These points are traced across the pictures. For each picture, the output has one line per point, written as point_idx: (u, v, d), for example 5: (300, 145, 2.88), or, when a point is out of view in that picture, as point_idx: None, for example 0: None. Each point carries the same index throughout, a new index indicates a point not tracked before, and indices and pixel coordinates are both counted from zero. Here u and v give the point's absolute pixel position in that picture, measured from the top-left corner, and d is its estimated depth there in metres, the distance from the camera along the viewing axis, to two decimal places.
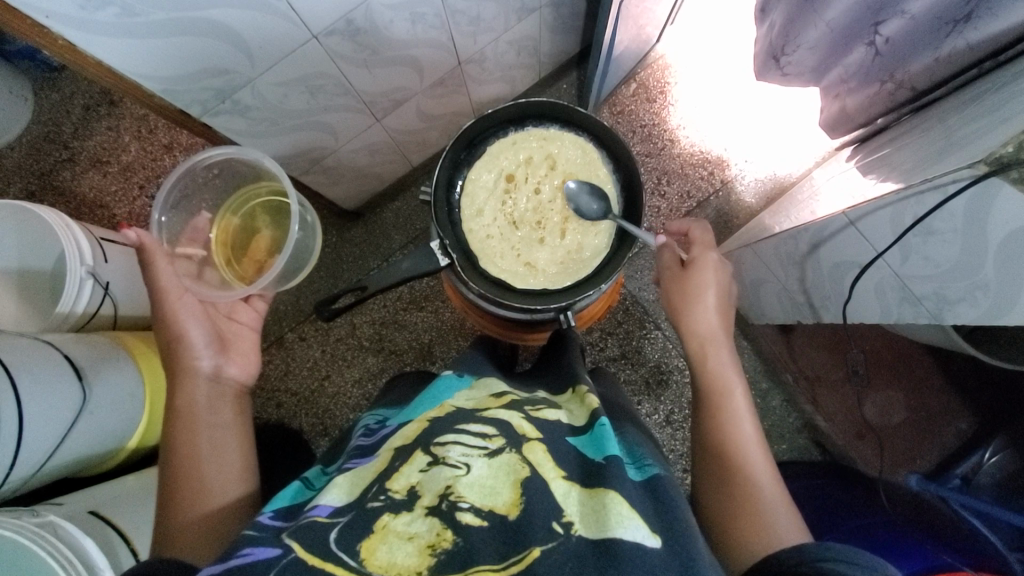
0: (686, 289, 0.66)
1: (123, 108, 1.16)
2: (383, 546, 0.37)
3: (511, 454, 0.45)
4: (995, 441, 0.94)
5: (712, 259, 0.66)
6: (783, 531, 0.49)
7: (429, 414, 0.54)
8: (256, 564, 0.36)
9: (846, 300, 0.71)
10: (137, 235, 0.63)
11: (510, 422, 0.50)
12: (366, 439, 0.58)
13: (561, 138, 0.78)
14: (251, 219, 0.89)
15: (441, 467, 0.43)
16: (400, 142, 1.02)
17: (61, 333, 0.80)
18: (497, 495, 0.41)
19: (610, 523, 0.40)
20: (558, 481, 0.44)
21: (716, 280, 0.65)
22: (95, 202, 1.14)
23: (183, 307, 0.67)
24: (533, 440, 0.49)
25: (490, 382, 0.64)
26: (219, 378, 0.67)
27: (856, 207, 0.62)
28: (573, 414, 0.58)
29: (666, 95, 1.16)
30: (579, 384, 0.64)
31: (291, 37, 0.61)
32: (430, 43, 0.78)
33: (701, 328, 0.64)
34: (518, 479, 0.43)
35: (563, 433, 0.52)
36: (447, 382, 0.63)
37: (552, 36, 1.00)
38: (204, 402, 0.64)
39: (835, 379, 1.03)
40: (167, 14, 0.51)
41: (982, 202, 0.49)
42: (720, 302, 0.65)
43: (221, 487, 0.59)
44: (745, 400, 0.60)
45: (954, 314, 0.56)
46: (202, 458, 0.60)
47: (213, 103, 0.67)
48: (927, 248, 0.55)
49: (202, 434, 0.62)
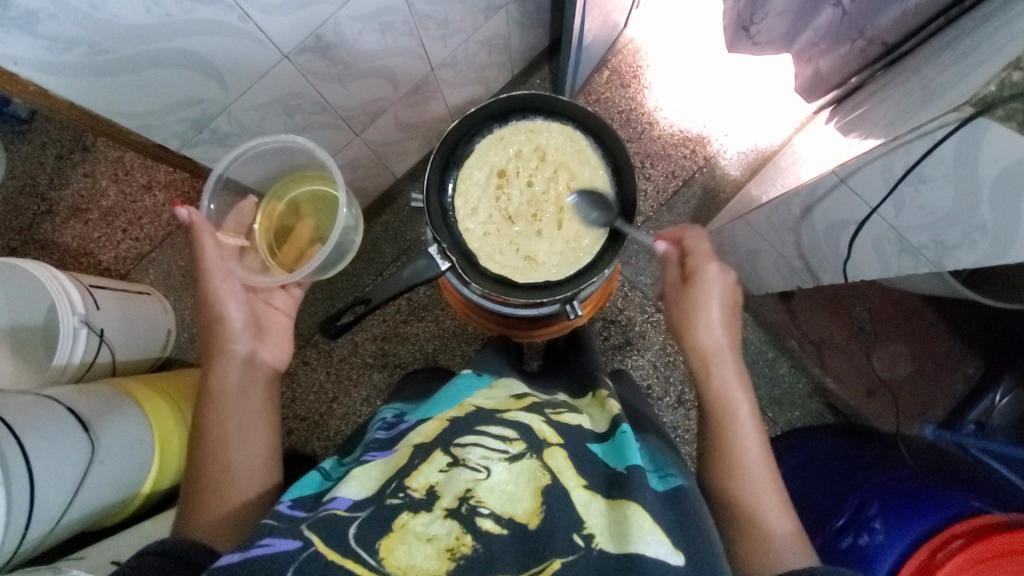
0: (690, 299, 0.64)
1: (97, 152, 1.14)
2: (401, 546, 0.38)
3: (532, 460, 0.45)
4: (1005, 381, 0.95)
5: (712, 272, 0.64)
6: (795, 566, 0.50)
7: (449, 413, 0.53)
8: (275, 557, 0.37)
9: (845, 260, 0.71)
10: (188, 214, 0.63)
11: (531, 426, 0.49)
12: (385, 432, 0.57)
13: (548, 129, 0.77)
14: (296, 205, 0.80)
15: (462, 469, 0.42)
16: (381, 155, 1.02)
17: (61, 386, 0.79)
18: (519, 503, 0.41)
19: (631, 539, 0.41)
20: (579, 491, 0.44)
21: (719, 292, 0.63)
22: (80, 250, 1.12)
23: (223, 290, 0.66)
24: (554, 445, 0.48)
25: (509, 382, 0.64)
26: (253, 363, 0.66)
27: (843, 166, 0.61)
28: (595, 420, 0.58)
29: (639, 79, 1.16)
30: (601, 388, 0.66)
31: (262, 60, 0.61)
32: (401, 52, 0.77)
33: (707, 347, 0.63)
34: (541, 487, 0.43)
35: (586, 440, 0.52)
36: (467, 381, 0.63)
37: (520, 32, 1.00)
38: (236, 388, 0.64)
39: (841, 340, 1.03)
40: (134, 48, 0.51)
41: (970, 142, 0.48)
42: (724, 316, 0.63)
43: (249, 469, 0.60)
44: (751, 414, 0.60)
45: (954, 259, 0.56)
46: (229, 443, 0.60)
47: (191, 134, 0.66)
48: (921, 196, 0.55)
49: (230, 419, 0.62)
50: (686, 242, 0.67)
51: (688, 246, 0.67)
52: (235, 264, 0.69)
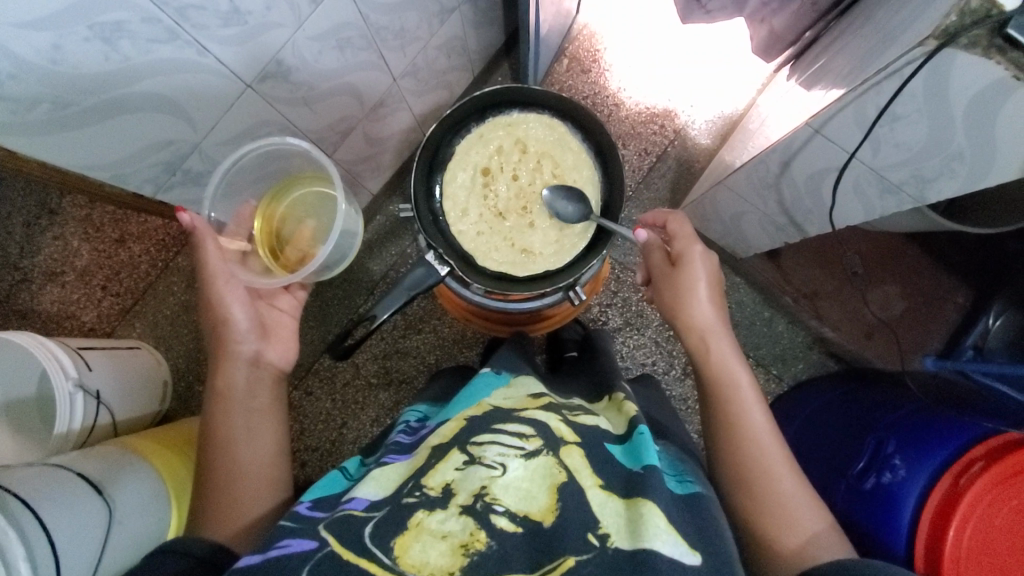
0: (679, 283, 0.64)
1: (65, 214, 1.12)
2: (416, 543, 0.39)
3: (548, 457, 0.45)
4: (995, 305, 0.95)
5: (698, 252, 0.64)
6: (815, 541, 0.51)
7: (466, 413, 0.53)
8: (292, 558, 0.39)
9: (829, 208, 0.72)
10: (190, 219, 0.61)
11: (548, 424, 0.50)
12: (406, 436, 0.57)
13: (525, 121, 0.77)
14: (298, 203, 0.75)
15: (478, 467, 0.44)
16: (356, 173, 1.01)
17: (67, 454, 0.78)
18: (535, 499, 0.43)
19: (646, 535, 0.41)
20: (595, 490, 0.45)
21: (707, 272, 0.64)
22: (61, 314, 1.10)
23: (228, 293, 0.64)
24: (571, 444, 0.48)
25: (527, 381, 0.63)
26: (259, 364, 0.66)
27: (815, 117, 0.61)
28: (612, 422, 0.58)
29: (599, 62, 1.17)
30: (615, 392, 0.65)
31: (226, 93, 0.60)
32: (362, 67, 0.77)
33: (699, 324, 0.63)
34: (556, 484, 0.44)
35: (603, 440, 0.52)
36: (484, 380, 0.62)
37: (476, 32, 1.00)
38: (242, 387, 0.64)
39: (834, 288, 1.08)
40: (98, 98, 0.51)
41: (938, 75, 0.49)
42: (714, 292, 0.64)
43: (256, 467, 0.60)
44: (752, 387, 0.60)
45: (936, 189, 0.59)
46: (237, 442, 0.61)
47: (165, 177, 0.65)
48: (895, 134, 0.56)
49: (237, 419, 0.62)
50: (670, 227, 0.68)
51: (671, 230, 0.68)
52: (238, 268, 0.67)
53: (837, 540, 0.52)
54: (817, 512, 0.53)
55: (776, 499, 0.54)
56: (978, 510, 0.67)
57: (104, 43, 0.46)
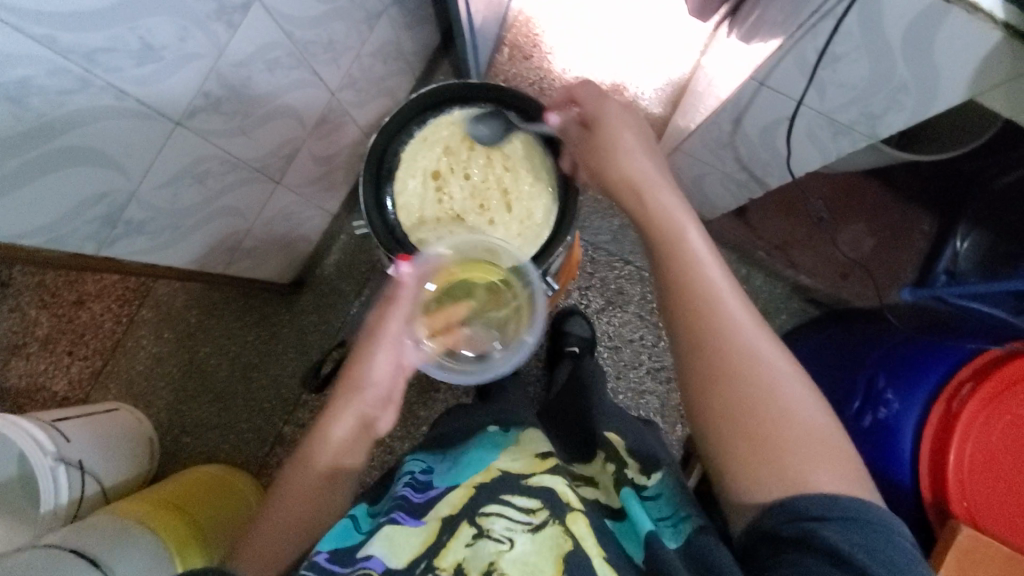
0: (600, 140, 0.63)
1: (16, 284, 1.06)
2: None
3: (555, 527, 0.48)
4: (960, 228, 0.93)
5: (613, 109, 0.64)
6: (767, 391, 0.48)
7: (474, 480, 0.54)
8: None
9: (787, 157, 0.72)
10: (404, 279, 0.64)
11: (556, 490, 0.51)
12: (412, 491, 0.56)
13: (468, 117, 0.75)
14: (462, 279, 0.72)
15: (487, 542, 0.46)
16: (310, 195, 0.98)
17: (56, 532, 0.74)
18: (542, 573, 0.45)
19: None
20: (600, 561, 0.47)
21: (627, 126, 0.63)
22: (30, 388, 1.05)
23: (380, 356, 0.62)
24: (576, 510, 0.50)
25: (537, 432, 0.62)
26: (370, 429, 0.62)
27: (758, 70, 0.61)
28: (608, 490, 0.58)
29: (539, 47, 1.15)
30: (609, 446, 0.62)
31: (154, 133, 0.58)
32: (296, 86, 0.74)
33: (635, 178, 0.60)
34: (562, 555, 0.46)
35: (602, 516, 0.54)
36: (493, 440, 0.61)
37: (409, 33, 0.98)
38: (345, 446, 0.60)
39: (804, 234, 1.09)
40: (21, 159, 0.48)
41: (871, 12, 0.49)
42: (641, 145, 0.62)
43: (305, 525, 0.59)
44: (699, 236, 0.56)
45: (886, 124, 0.59)
46: (303, 492, 0.59)
47: (106, 232, 0.62)
48: (838, 75, 0.56)
49: (318, 475, 0.60)
50: (578, 93, 0.67)
51: (580, 96, 0.67)
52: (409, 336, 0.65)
53: (794, 386, 0.48)
54: (772, 359, 0.49)
55: (752, 374, 0.48)
56: (973, 429, 0.70)
57: (13, 102, 0.44)
